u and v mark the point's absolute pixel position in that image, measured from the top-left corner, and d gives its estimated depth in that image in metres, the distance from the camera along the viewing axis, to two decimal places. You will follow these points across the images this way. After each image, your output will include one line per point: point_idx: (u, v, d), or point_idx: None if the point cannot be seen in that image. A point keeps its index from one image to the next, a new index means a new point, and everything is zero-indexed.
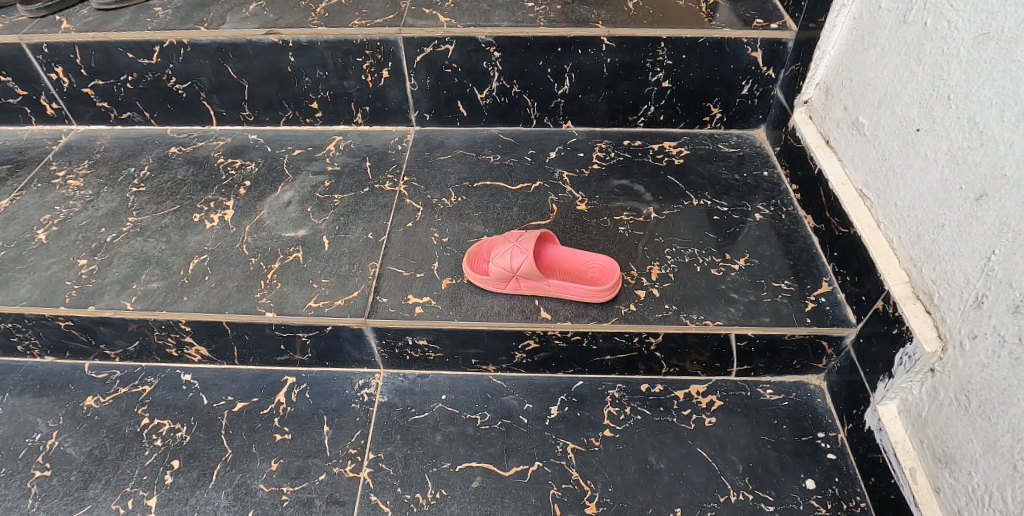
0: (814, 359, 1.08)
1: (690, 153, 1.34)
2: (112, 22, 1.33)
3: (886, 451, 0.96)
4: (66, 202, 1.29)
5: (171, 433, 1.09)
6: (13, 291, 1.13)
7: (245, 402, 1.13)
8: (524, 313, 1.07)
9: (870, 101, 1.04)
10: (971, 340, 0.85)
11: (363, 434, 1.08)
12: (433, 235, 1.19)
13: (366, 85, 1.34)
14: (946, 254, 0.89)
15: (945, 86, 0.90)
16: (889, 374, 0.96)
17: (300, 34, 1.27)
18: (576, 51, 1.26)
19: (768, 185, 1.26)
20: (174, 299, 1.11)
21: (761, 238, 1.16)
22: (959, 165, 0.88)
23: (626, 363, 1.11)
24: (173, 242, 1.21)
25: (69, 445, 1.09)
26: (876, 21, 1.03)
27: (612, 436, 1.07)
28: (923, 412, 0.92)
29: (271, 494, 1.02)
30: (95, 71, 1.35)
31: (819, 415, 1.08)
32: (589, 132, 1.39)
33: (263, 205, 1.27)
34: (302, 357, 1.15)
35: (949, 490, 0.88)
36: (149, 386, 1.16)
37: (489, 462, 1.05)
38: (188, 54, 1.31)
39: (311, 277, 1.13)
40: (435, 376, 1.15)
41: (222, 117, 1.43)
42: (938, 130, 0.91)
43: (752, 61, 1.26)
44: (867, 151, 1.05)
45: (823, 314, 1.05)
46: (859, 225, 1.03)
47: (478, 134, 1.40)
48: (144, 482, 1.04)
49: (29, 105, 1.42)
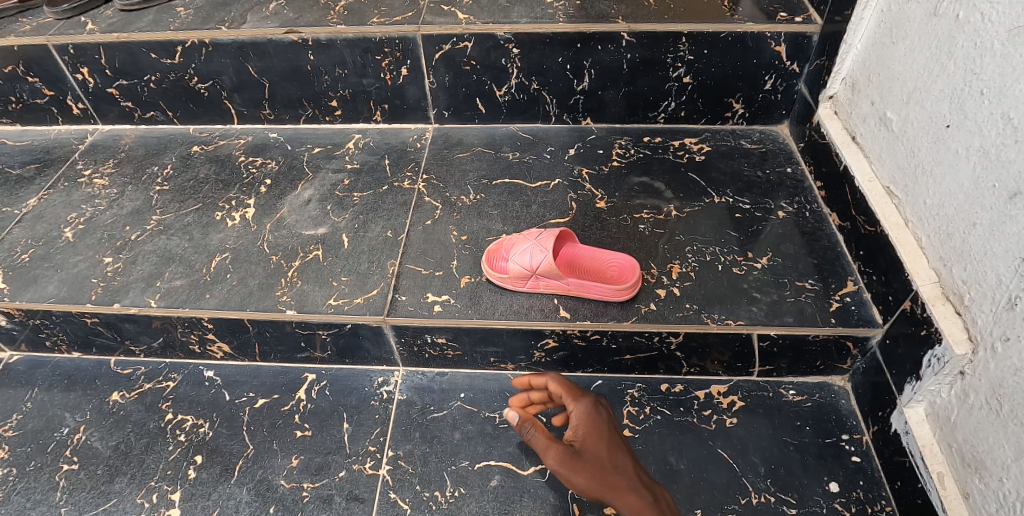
0: (838, 360, 1.06)
1: (712, 150, 1.32)
2: (136, 22, 1.35)
3: (914, 455, 0.94)
4: (92, 200, 1.31)
5: (195, 429, 1.11)
6: (41, 287, 1.15)
7: (267, 398, 1.14)
8: (544, 312, 1.06)
9: (898, 97, 1.02)
10: (1003, 342, 0.82)
11: (383, 431, 1.09)
12: (452, 233, 1.19)
13: (385, 83, 1.34)
14: (978, 254, 0.87)
15: (978, 80, 0.87)
16: (917, 376, 0.94)
17: (320, 32, 1.28)
18: (596, 47, 1.25)
19: (792, 182, 1.24)
20: (197, 297, 1.12)
21: (785, 236, 1.15)
22: (992, 162, 0.85)
23: (646, 363, 1.10)
24: (197, 240, 1.22)
25: (96, 439, 1.11)
26: (905, 13, 1.00)
27: (632, 436, 1.06)
28: (952, 415, 0.90)
29: (292, 490, 1.03)
30: (120, 71, 1.36)
31: (843, 417, 1.06)
32: (608, 129, 1.38)
33: (284, 204, 1.28)
34: (323, 354, 1.15)
35: (979, 496, 0.86)
36: (173, 382, 1.18)
37: (508, 460, 1.04)
38: (210, 54, 1.32)
39: (330, 275, 1.14)
40: (454, 374, 1.15)
41: (244, 115, 1.44)
42: (971, 126, 0.89)
43: (775, 55, 1.24)
44: (895, 148, 1.02)
45: (848, 314, 1.03)
46: (885, 224, 1.01)
47: (498, 131, 1.40)
48: (168, 476, 1.06)
49: (56, 105, 1.45)
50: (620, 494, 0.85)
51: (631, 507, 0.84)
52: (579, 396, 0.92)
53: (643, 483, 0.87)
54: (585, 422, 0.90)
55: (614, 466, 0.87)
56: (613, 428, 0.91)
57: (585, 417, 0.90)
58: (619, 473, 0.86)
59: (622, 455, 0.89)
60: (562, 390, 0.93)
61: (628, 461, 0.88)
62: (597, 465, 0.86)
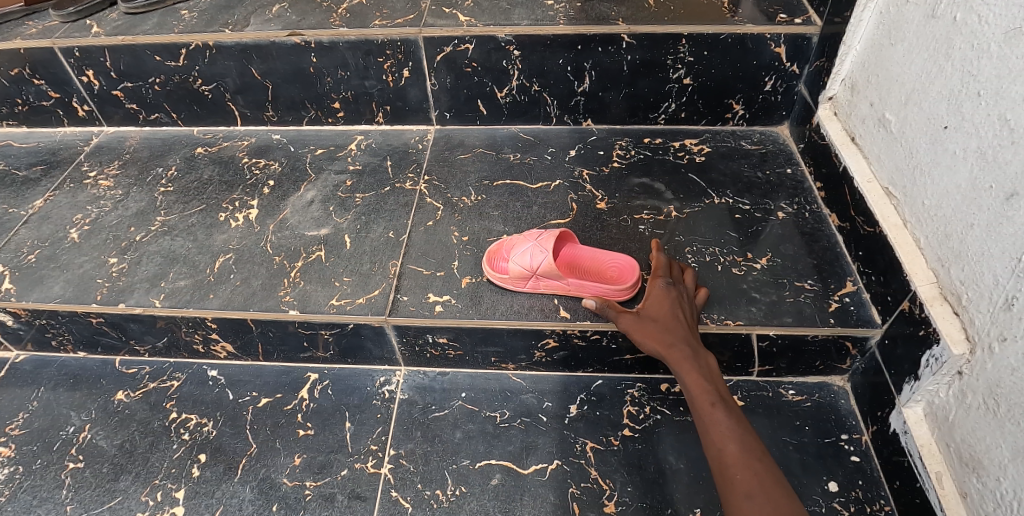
0: (837, 360, 1.07)
1: (712, 151, 1.32)
2: (141, 25, 1.36)
3: (912, 455, 0.95)
4: (98, 201, 1.33)
5: (199, 428, 1.12)
6: (47, 288, 1.17)
7: (270, 398, 1.15)
8: (544, 312, 1.07)
9: (897, 98, 1.02)
10: (1000, 343, 0.83)
11: (385, 431, 1.10)
12: (454, 234, 1.20)
13: (387, 85, 1.35)
14: (975, 255, 0.87)
15: (975, 82, 0.88)
16: (915, 376, 0.94)
17: (323, 35, 1.29)
18: (597, 49, 1.26)
19: (792, 183, 1.25)
20: (201, 297, 1.13)
21: (784, 237, 1.15)
22: (989, 163, 0.86)
23: (646, 363, 1.11)
24: (200, 241, 1.23)
25: (101, 438, 1.12)
26: (903, 15, 1.01)
27: (632, 435, 1.07)
28: (950, 415, 0.91)
29: (294, 488, 1.04)
30: (125, 73, 1.38)
31: (842, 417, 1.07)
32: (609, 130, 1.39)
33: (287, 205, 1.29)
34: (325, 354, 1.16)
35: (977, 495, 0.87)
36: (177, 381, 1.19)
37: (508, 459, 1.05)
38: (214, 56, 1.34)
39: (333, 276, 1.15)
40: (455, 374, 1.16)
41: (247, 117, 1.45)
42: (968, 127, 0.89)
43: (775, 56, 1.25)
44: (893, 149, 1.03)
45: (847, 315, 1.03)
46: (884, 224, 1.02)
47: (499, 133, 1.41)
48: (172, 475, 1.07)
49: (62, 107, 1.46)
50: (663, 344, 0.96)
51: (670, 354, 0.95)
52: (663, 274, 1.03)
53: (695, 346, 0.96)
54: (658, 294, 1.00)
55: (669, 328, 0.97)
56: (682, 305, 1.00)
57: (659, 289, 1.01)
58: (674, 333, 0.97)
59: (682, 326, 0.98)
60: (659, 267, 1.04)
61: (688, 333, 0.97)
62: (658, 324, 0.98)
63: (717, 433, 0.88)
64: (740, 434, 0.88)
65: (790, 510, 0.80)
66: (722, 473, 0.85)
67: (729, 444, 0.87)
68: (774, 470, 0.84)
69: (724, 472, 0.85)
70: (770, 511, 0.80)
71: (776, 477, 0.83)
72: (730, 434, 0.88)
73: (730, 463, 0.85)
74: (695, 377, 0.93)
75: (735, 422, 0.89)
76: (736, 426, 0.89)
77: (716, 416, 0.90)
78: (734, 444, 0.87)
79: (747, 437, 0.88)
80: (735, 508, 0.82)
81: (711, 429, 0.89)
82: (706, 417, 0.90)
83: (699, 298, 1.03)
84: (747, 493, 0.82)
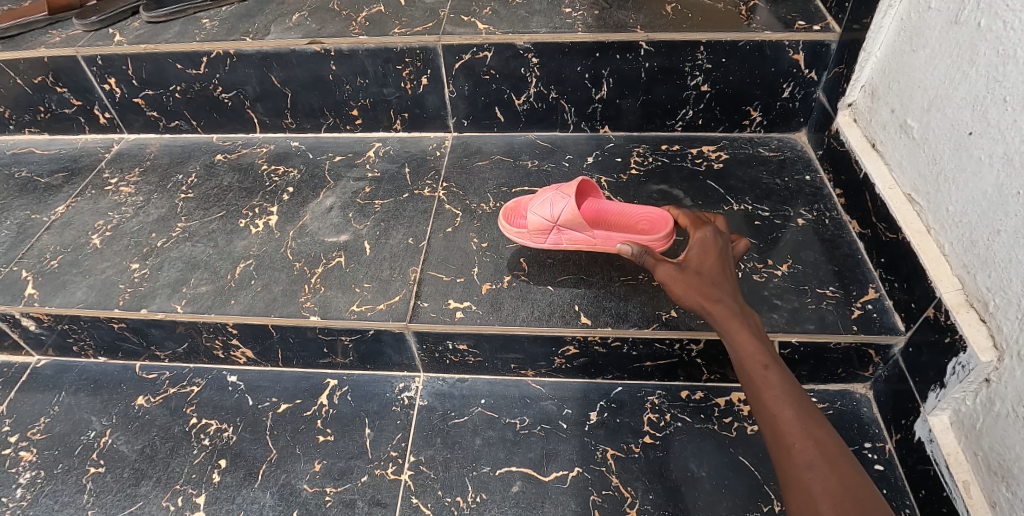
0: (859, 368, 1.07)
1: (730, 157, 1.33)
2: (163, 34, 1.38)
3: (938, 463, 0.94)
4: (119, 208, 1.34)
5: (219, 433, 1.13)
6: (70, 293, 1.17)
7: (289, 404, 1.16)
8: (564, 318, 1.07)
9: (919, 104, 1.02)
10: None
11: (404, 437, 1.10)
12: (473, 240, 1.20)
13: (405, 92, 1.36)
14: (1002, 261, 0.87)
15: (1001, 88, 0.87)
16: (941, 383, 0.94)
17: (342, 43, 1.30)
18: (615, 56, 1.26)
19: (811, 190, 1.24)
20: (222, 302, 1.14)
21: (805, 243, 1.15)
22: (1016, 169, 0.85)
23: (666, 370, 1.11)
24: (221, 247, 1.24)
25: (122, 443, 1.13)
26: (924, 21, 1.01)
27: (653, 443, 1.06)
28: (977, 423, 0.90)
29: (315, 494, 1.05)
30: (146, 81, 1.39)
31: (865, 425, 1.06)
32: (626, 137, 1.39)
33: (306, 211, 1.30)
34: (345, 360, 1.17)
35: (1006, 504, 0.86)
36: (197, 387, 1.20)
37: (529, 466, 1.05)
38: (235, 64, 1.35)
39: (353, 282, 1.15)
40: (474, 380, 1.16)
41: (266, 124, 1.46)
42: (994, 133, 0.89)
43: (794, 63, 1.25)
44: (916, 155, 1.03)
45: (870, 322, 1.03)
46: (906, 231, 1.02)
47: (516, 139, 1.41)
48: (193, 480, 1.07)
49: (83, 114, 1.48)
50: (711, 302, 0.93)
51: (718, 312, 0.93)
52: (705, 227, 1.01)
53: (741, 305, 0.94)
54: (702, 250, 0.99)
55: (716, 285, 0.95)
56: (726, 260, 0.99)
57: (704, 245, 0.99)
58: (721, 290, 0.94)
59: (728, 284, 0.96)
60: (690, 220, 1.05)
61: (733, 291, 0.95)
62: (705, 280, 0.95)
63: (771, 395, 0.86)
64: (794, 398, 0.86)
65: (853, 479, 0.79)
66: (778, 439, 0.84)
67: (784, 409, 0.85)
68: (830, 435, 0.83)
69: (779, 438, 0.84)
70: (834, 481, 0.79)
71: (835, 445, 0.82)
72: (784, 398, 0.86)
73: (787, 430, 0.83)
74: (746, 338, 0.91)
75: (789, 385, 0.87)
76: (790, 388, 0.87)
77: (769, 378, 0.87)
78: (790, 409, 0.85)
79: (802, 401, 0.86)
80: (793, 478, 0.81)
81: (764, 390, 0.87)
82: (757, 378, 0.88)
83: (739, 248, 1.03)
84: (806, 462, 0.81)
